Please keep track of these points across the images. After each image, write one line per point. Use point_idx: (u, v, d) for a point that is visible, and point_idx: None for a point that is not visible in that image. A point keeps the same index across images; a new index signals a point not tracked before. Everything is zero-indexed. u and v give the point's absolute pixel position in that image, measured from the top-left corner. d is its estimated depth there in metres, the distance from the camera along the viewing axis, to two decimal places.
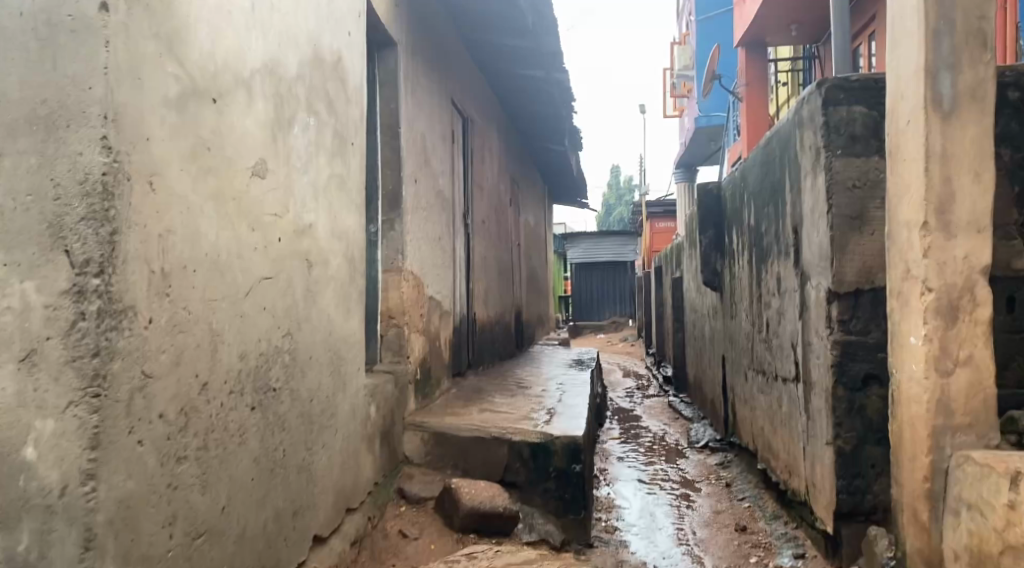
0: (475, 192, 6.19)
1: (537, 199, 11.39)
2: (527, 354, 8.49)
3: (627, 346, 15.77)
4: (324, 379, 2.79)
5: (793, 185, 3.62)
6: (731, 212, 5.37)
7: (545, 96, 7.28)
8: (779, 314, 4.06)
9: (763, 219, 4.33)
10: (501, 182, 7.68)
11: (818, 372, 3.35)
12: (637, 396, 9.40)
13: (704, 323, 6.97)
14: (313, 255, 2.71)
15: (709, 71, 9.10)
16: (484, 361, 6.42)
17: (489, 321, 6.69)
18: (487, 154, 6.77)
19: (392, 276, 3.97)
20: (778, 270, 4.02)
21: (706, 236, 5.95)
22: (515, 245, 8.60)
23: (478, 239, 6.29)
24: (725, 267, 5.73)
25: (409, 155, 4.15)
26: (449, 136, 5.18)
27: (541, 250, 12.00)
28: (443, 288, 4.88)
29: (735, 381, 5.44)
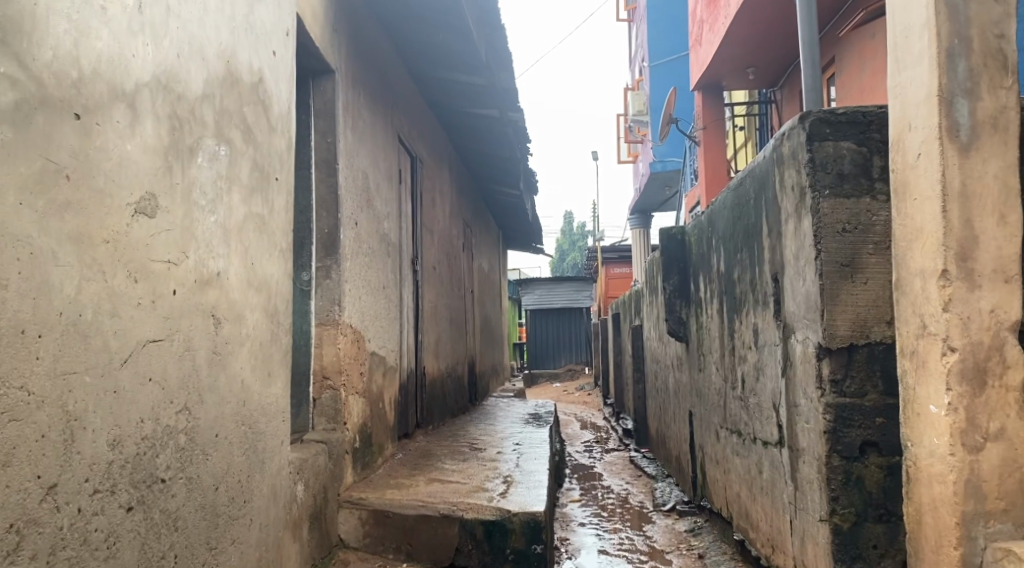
0: (425, 237, 5.80)
1: (490, 244, 11.04)
2: (481, 408, 8.03)
3: (584, 395, 15.37)
4: (234, 459, 2.32)
5: (773, 229, 3.32)
6: (698, 258, 5.06)
7: (499, 137, 6.96)
8: (756, 370, 3.72)
9: (736, 266, 4.02)
10: (454, 226, 7.32)
11: (807, 438, 3.00)
12: (597, 451, 8.98)
13: (668, 375, 6.63)
14: (224, 310, 2.27)
15: (666, 114, 8.95)
16: (435, 418, 5.96)
17: (440, 374, 6.24)
18: (438, 197, 6.41)
19: (327, 331, 3.53)
20: (755, 322, 3.69)
21: (670, 283, 5.65)
22: (468, 292, 8.19)
23: (429, 287, 5.88)
24: (691, 317, 5.41)
25: (349, 195, 3.75)
26: (395, 177, 4.79)
27: (496, 298, 11.61)
28: (388, 342, 4.44)
29: (706, 440, 5.06)
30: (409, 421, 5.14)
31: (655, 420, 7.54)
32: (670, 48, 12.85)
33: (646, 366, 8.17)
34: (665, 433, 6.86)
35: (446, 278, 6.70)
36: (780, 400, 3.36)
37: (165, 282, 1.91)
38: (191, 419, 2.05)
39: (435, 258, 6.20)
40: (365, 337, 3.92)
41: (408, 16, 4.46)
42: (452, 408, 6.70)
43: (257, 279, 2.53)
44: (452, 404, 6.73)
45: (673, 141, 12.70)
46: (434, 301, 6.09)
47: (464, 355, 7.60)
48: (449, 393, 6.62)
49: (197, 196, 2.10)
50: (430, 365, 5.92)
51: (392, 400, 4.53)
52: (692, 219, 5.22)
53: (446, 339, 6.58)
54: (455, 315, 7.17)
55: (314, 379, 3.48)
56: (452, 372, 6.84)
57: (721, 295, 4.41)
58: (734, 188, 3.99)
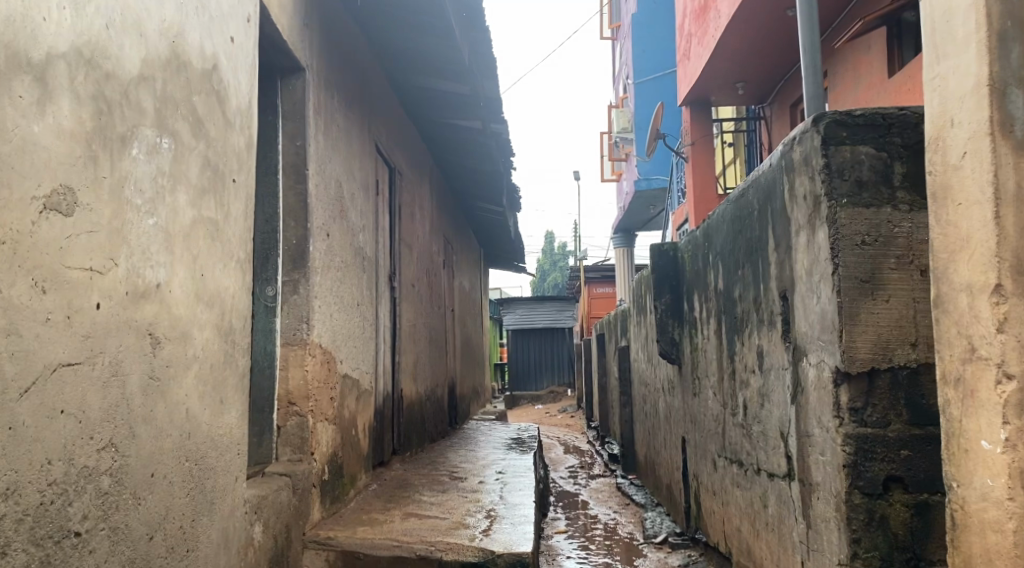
0: (404, 253, 5.51)
1: (473, 263, 10.75)
2: (461, 433, 7.69)
3: (567, 418, 15.05)
4: (176, 500, 1.99)
5: (784, 242, 3.05)
6: (694, 275, 4.80)
7: (482, 150, 6.70)
8: (762, 396, 3.44)
9: (738, 283, 3.75)
10: (435, 243, 7.03)
11: (822, 472, 2.72)
12: (582, 477, 8.68)
13: (659, 398, 6.35)
14: (165, 327, 1.95)
15: (653, 129, 8.75)
16: (413, 444, 5.63)
17: (419, 397, 5.92)
18: (417, 211, 6.13)
19: (293, 352, 3.20)
20: (761, 343, 3.42)
21: (662, 302, 5.38)
22: (449, 312, 7.88)
23: (407, 305, 5.58)
24: (685, 337, 5.14)
25: (320, 203, 3.44)
26: (372, 187, 4.50)
27: (477, 318, 11.31)
28: (362, 364, 4.12)
29: (701, 469, 4.78)
30: (386, 448, 4.81)
31: (644, 445, 7.24)
32: (656, 65, 12.71)
33: (634, 389, 7.90)
34: (656, 459, 6.57)
35: (426, 297, 6.41)
36: (790, 429, 3.08)
37: (85, 293, 1.61)
38: (120, 457, 1.73)
39: (414, 274, 5.91)
40: (337, 358, 3.61)
41: (385, 15, 4.19)
42: (431, 433, 6.37)
43: (208, 293, 2.21)
44: (431, 429, 6.40)
45: (659, 159, 12.52)
46: (413, 320, 5.79)
47: (444, 377, 7.28)
48: (428, 417, 6.30)
49: (132, 192, 1.79)
50: (409, 388, 5.60)
51: (367, 426, 4.20)
52: (687, 234, 4.97)
53: (425, 360, 6.27)
54: (435, 336, 6.86)
55: (279, 405, 3.16)
56: (431, 394, 6.52)
57: (721, 314, 4.15)
58: (736, 200, 3.74)
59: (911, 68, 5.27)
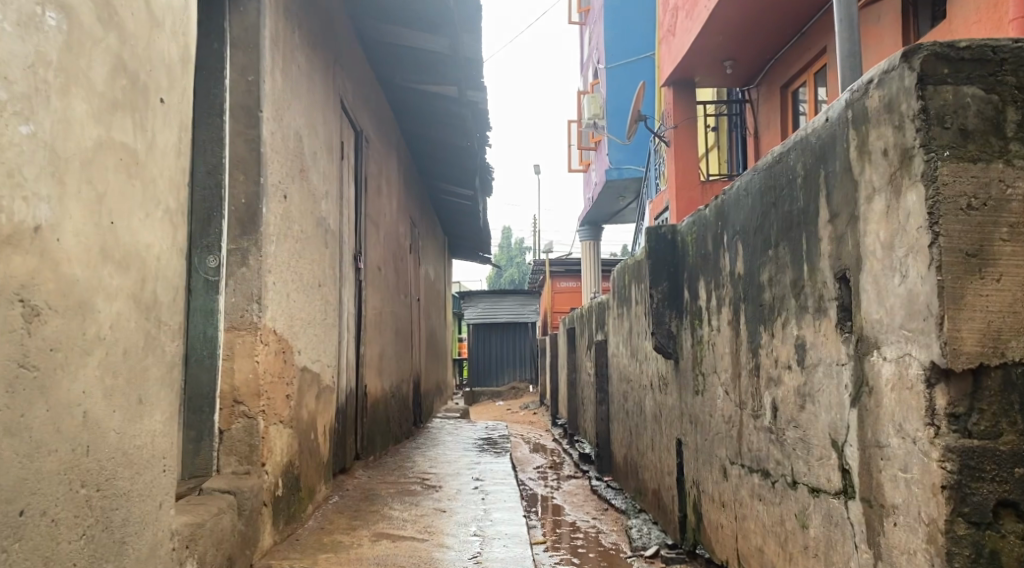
0: (371, 229, 4.87)
1: (437, 251, 10.11)
2: (425, 432, 7.07)
3: (529, 415, 14.53)
4: (59, 546, 1.36)
5: (849, 211, 2.53)
6: (702, 259, 4.28)
7: (456, 122, 6.08)
8: (804, 396, 2.92)
9: (770, 264, 3.23)
10: (401, 223, 6.40)
11: (904, 493, 2.21)
12: (552, 480, 8.14)
13: (646, 396, 5.84)
14: (45, 291, 1.33)
15: (634, 109, 8.24)
16: (376, 445, 5.00)
17: (384, 393, 5.29)
18: (385, 185, 5.50)
19: (242, 338, 2.56)
20: (806, 332, 2.90)
21: (659, 290, 4.86)
22: (414, 300, 7.25)
23: (373, 290, 4.95)
24: (687, 329, 4.63)
25: (277, 156, 2.80)
26: (336, 150, 3.86)
27: (440, 310, 10.69)
28: (323, 356, 3.49)
29: (705, 476, 4.27)
30: (348, 453, 4.18)
31: (624, 446, 6.74)
32: (629, 50, 12.22)
33: (612, 385, 7.39)
34: (639, 463, 6.06)
35: (392, 282, 5.78)
36: (849, 436, 2.57)
37: None
38: None
39: (380, 255, 5.28)
40: (294, 347, 2.98)
41: None
42: (395, 435, 5.74)
43: (120, 249, 1.57)
44: (395, 429, 5.78)
45: (631, 148, 12.04)
46: (378, 306, 5.16)
47: (408, 372, 6.66)
48: (393, 417, 5.67)
49: None
50: (374, 383, 4.98)
51: (327, 428, 3.58)
52: (693, 213, 4.44)
53: (391, 353, 5.64)
54: (401, 325, 6.24)
55: (222, 404, 2.52)
56: (396, 391, 5.89)
57: (742, 302, 3.64)
58: (770, 168, 3.22)
59: (934, 38, 4.82)
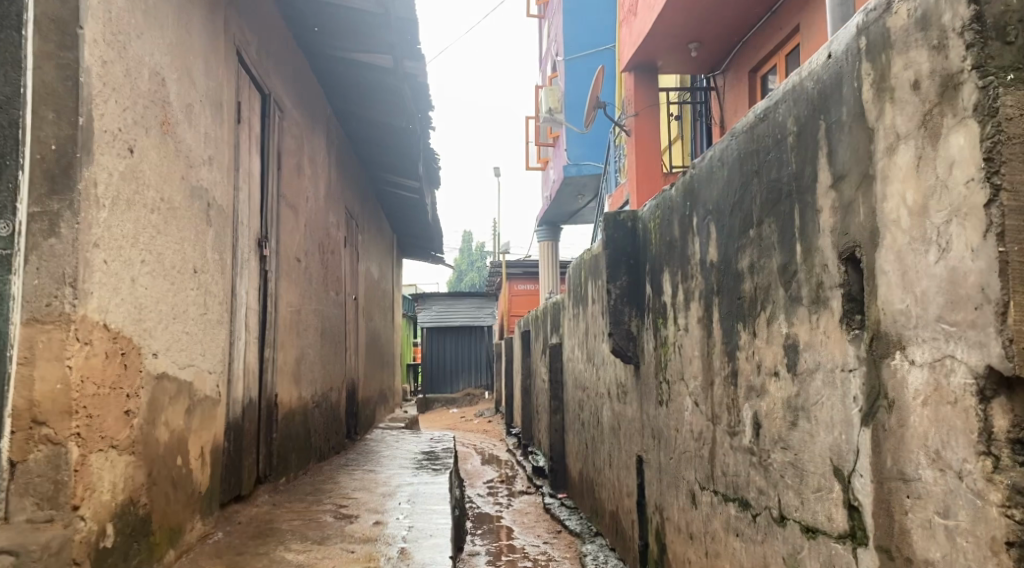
0: (285, 211, 4.19)
1: (382, 249, 9.41)
2: (361, 446, 6.39)
3: (484, 423, 13.88)
4: None
5: (861, 169, 1.95)
6: (667, 248, 3.70)
7: (395, 99, 5.43)
8: (797, 409, 2.33)
9: (753, 246, 2.65)
10: (333, 212, 5.73)
11: (946, 546, 1.62)
12: (503, 496, 7.51)
13: (603, 406, 5.25)
14: None
15: (593, 95, 7.65)
16: (292, 462, 4.32)
17: (304, 403, 4.61)
18: (308, 165, 4.83)
19: (48, 335, 1.85)
20: (799, 329, 2.32)
21: (619, 285, 4.26)
22: (350, 299, 6.55)
23: (287, 282, 4.27)
24: (650, 329, 4.04)
25: (116, 95, 2.13)
26: (230, 111, 3.19)
27: (387, 312, 10.00)
28: (201, 361, 2.81)
29: (669, 501, 3.68)
30: (247, 477, 3.50)
31: (579, 461, 6.14)
32: (588, 41, 11.68)
33: (567, 393, 6.79)
34: (595, 480, 5.47)
35: (317, 276, 5.10)
36: (859, 464, 1.98)
37: None
38: None
39: (300, 243, 4.60)
40: (147, 348, 2.31)
41: None
42: (319, 451, 5.06)
43: None
44: (319, 443, 5.09)
45: (590, 143, 11.49)
46: (296, 303, 4.47)
47: (340, 379, 5.98)
48: (316, 430, 4.98)
49: None
50: (289, 391, 4.29)
51: (209, 451, 2.89)
52: (658, 195, 3.86)
53: (314, 357, 4.95)
54: (330, 326, 5.55)
55: (15, 426, 1.82)
56: (322, 401, 5.20)
57: (716, 296, 3.05)
58: (752, 129, 2.64)
59: None
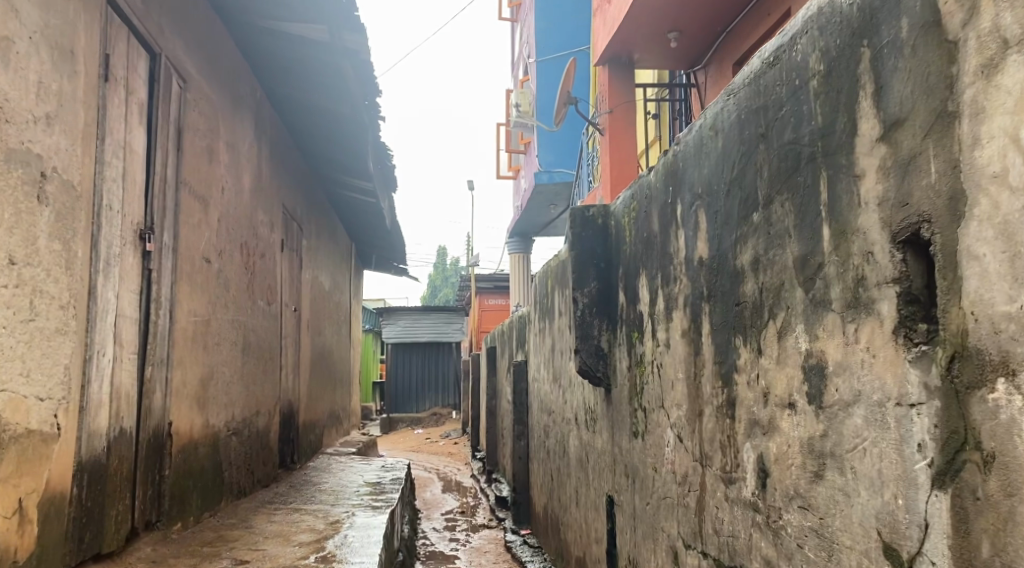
0: (184, 199, 3.49)
1: (336, 258, 8.69)
2: (296, 478, 5.66)
3: (450, 445, 13.15)
4: None
5: (932, 107, 1.32)
6: (644, 246, 3.06)
7: (336, 81, 4.76)
8: (825, 457, 1.69)
9: (760, 234, 2.01)
10: (264, 209, 5.04)
11: None
12: (461, 531, 6.80)
13: (569, 434, 4.58)
14: None
15: (563, 91, 7.02)
16: (194, 502, 3.60)
17: (215, 431, 3.90)
18: (228, 152, 4.15)
19: None
20: (828, 346, 1.68)
21: (586, 291, 3.61)
22: (288, 309, 5.84)
23: (188, 287, 3.57)
24: (623, 345, 3.39)
25: None
26: (91, 65, 2.51)
27: (342, 327, 9.27)
28: (26, 385, 2.11)
29: (645, 556, 3.02)
30: (117, 529, 2.78)
31: (544, 494, 5.47)
32: (562, 42, 11.09)
33: (532, 417, 6.12)
34: (561, 519, 4.80)
35: (239, 281, 4.39)
36: (927, 548, 1.34)
37: None
38: None
39: (213, 242, 3.91)
40: None
41: None
42: (235, 486, 4.33)
43: None
44: (236, 477, 4.36)
45: (563, 150, 10.87)
46: (203, 312, 3.77)
47: (271, 401, 5.26)
48: (231, 463, 4.25)
49: None
50: (191, 417, 3.58)
51: (38, 504, 2.18)
52: (632, 184, 3.23)
53: (231, 376, 4.25)
54: (257, 341, 4.84)
55: None
56: (241, 427, 4.48)
57: (706, 303, 2.41)
58: (757, 80, 2.02)
59: None
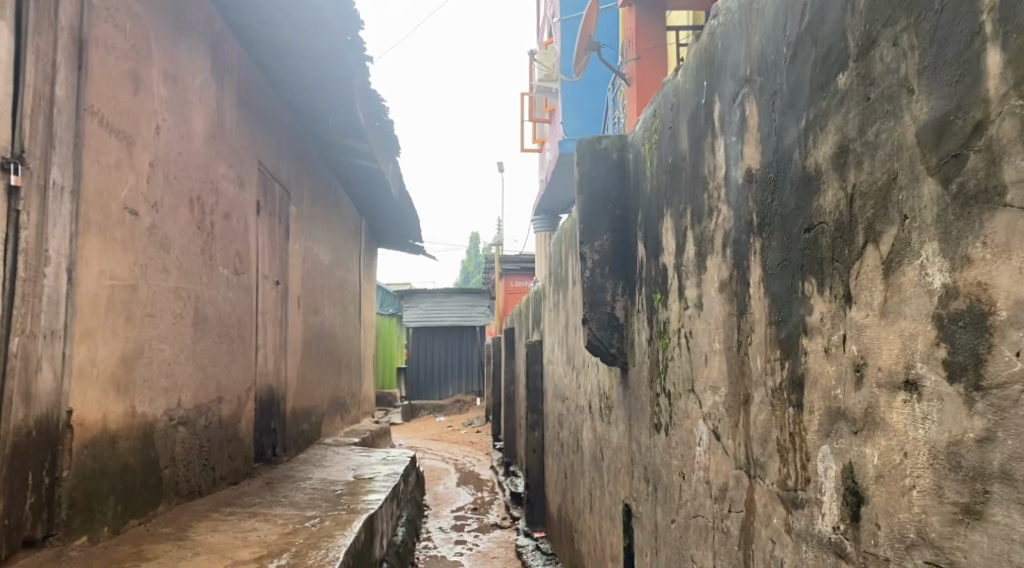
0: (93, 131, 2.80)
1: (340, 232, 7.99)
2: (276, 474, 4.98)
3: (472, 434, 12.46)
4: None
5: None
6: (669, 176, 2.28)
7: (308, 10, 4.02)
8: (989, 480, 0.93)
9: (851, 106, 1.24)
10: (226, 162, 4.34)
11: None
12: (470, 532, 6.09)
13: (584, 426, 3.81)
14: None
15: (585, 37, 6.18)
16: (114, 508, 2.92)
17: (148, 420, 3.22)
18: (168, 82, 3.44)
19: None
20: (1002, 274, 0.91)
21: (597, 246, 2.83)
22: (266, 281, 5.14)
23: (101, 241, 2.87)
24: (643, 312, 2.62)
25: None
26: None
27: (348, 306, 8.59)
28: None
29: None
30: None
31: (558, 495, 4.71)
32: None
33: (547, 406, 5.35)
34: (574, 525, 4.04)
35: (187, 242, 3.71)
36: None
37: None
38: None
39: (145, 190, 3.22)
40: None
41: None
42: (185, 486, 3.65)
43: None
44: (187, 475, 3.68)
45: (587, 117, 9.88)
46: (128, 274, 3.07)
47: (240, 385, 4.58)
48: (177, 459, 3.57)
49: None
50: (111, 404, 2.90)
51: None
52: (653, 97, 2.45)
53: (176, 356, 3.57)
54: (217, 315, 4.16)
55: None
56: (193, 415, 3.79)
57: (757, 238, 1.64)
58: None
59: None
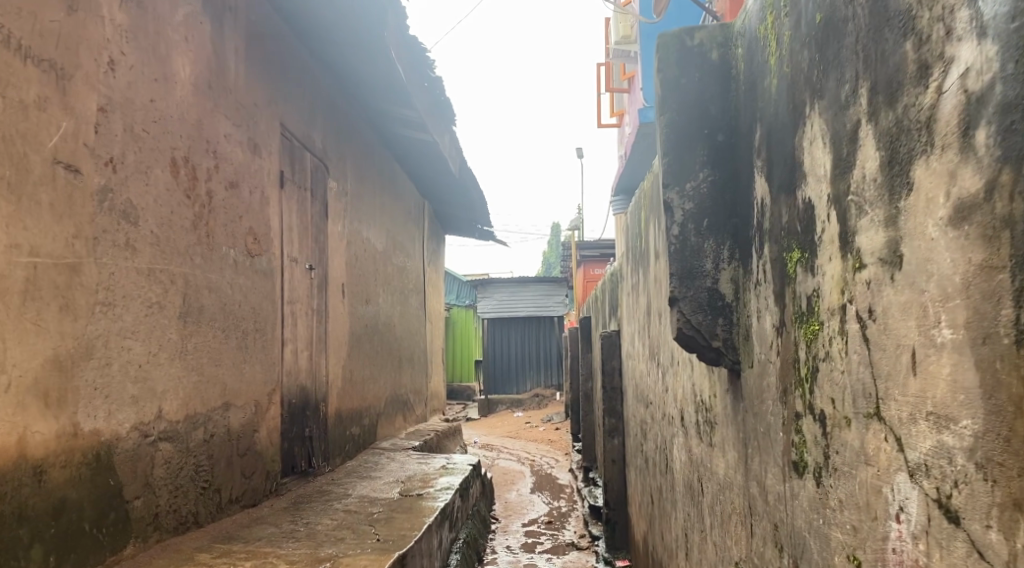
0: None
1: (399, 213, 7.27)
2: (310, 490, 4.26)
3: (551, 431, 11.61)
4: None
5: None
6: (816, 43, 1.35)
7: None
8: None
9: None
10: (230, 120, 3.61)
11: None
12: (541, 553, 5.25)
13: (674, 439, 2.90)
14: None
15: None
16: (45, 561, 2.19)
17: (100, 439, 2.48)
18: (129, 6, 2.72)
19: None
20: None
21: (693, 185, 1.93)
22: (294, 264, 4.42)
23: (11, 204, 2.15)
24: (767, 280, 1.68)
25: None
26: None
27: (411, 296, 7.87)
28: None
29: None
30: None
31: (643, 520, 3.80)
32: None
33: (628, 409, 4.43)
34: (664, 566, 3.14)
35: (168, 213, 2.99)
36: None
37: None
38: None
39: (91, 141, 2.49)
40: None
41: None
42: (173, 517, 2.96)
43: None
44: (174, 504, 2.97)
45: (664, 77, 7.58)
46: (62, 249, 2.34)
47: (259, 388, 3.86)
48: (159, 483, 2.87)
49: None
50: (32, 422, 2.18)
51: None
52: None
53: (153, 356, 2.86)
54: (220, 305, 3.43)
55: None
56: (184, 427, 3.08)
57: None
58: None
59: None
